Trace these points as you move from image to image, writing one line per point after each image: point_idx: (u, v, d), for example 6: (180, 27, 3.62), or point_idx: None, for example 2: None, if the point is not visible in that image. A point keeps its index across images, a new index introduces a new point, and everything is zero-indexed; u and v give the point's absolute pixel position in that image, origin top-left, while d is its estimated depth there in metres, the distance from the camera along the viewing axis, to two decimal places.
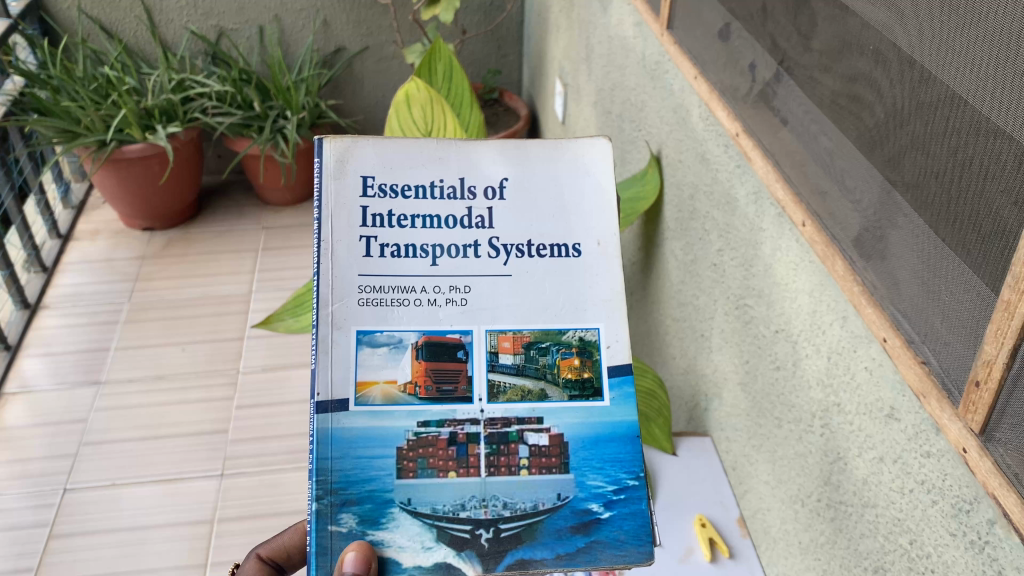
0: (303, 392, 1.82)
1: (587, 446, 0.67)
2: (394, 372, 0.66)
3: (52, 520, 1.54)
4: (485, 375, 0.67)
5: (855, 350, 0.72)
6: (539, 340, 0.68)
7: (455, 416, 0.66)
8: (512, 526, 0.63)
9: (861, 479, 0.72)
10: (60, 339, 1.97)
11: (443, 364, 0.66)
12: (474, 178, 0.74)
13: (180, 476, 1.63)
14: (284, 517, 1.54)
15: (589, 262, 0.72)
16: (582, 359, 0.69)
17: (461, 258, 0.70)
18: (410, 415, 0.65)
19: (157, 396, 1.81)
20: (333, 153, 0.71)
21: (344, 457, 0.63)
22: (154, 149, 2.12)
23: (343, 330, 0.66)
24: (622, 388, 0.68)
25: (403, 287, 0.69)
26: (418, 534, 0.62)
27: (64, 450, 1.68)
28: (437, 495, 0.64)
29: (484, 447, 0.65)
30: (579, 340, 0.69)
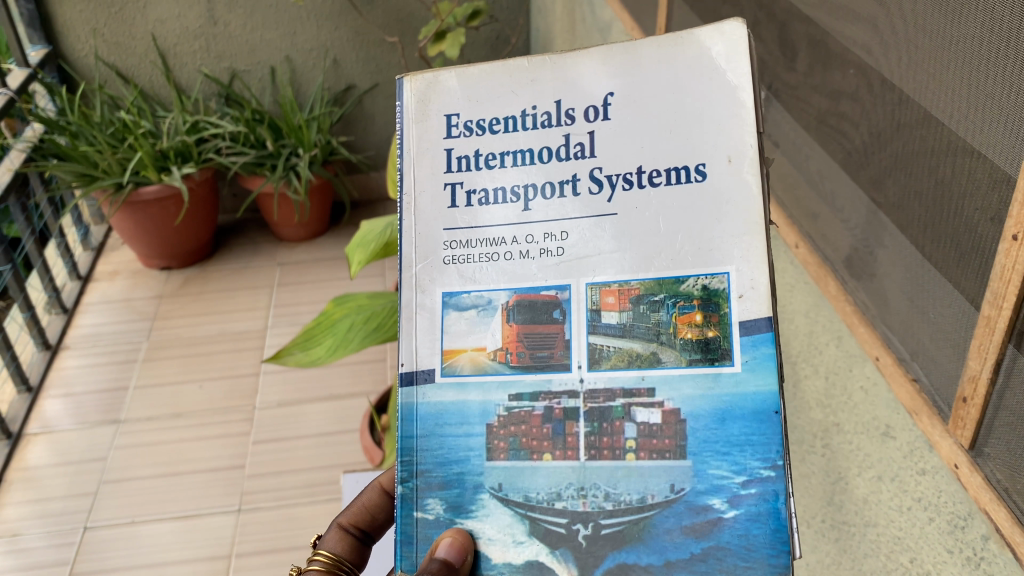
0: (318, 426, 1.84)
1: (714, 426, 0.51)
2: (483, 337, 0.56)
3: (72, 559, 1.56)
4: (587, 338, 0.54)
5: (850, 369, 0.73)
6: (651, 292, 0.53)
7: (551, 388, 0.55)
8: (614, 524, 0.52)
9: (862, 499, 0.72)
10: (80, 379, 2.00)
11: (538, 326, 0.55)
12: (573, 96, 0.55)
13: (198, 511, 1.65)
14: (300, 551, 1.55)
15: (717, 190, 0.52)
16: (706, 313, 0.52)
17: (556, 200, 0.55)
18: (500, 388, 0.55)
19: (174, 433, 1.84)
20: (413, 93, 0.57)
21: (430, 436, 0.56)
22: (170, 191, 2.16)
23: (428, 294, 0.57)
24: (758, 350, 0.51)
25: (492, 240, 0.56)
26: (509, 525, 0.54)
27: (84, 488, 1.71)
28: (530, 481, 0.54)
29: (584, 425, 0.54)
30: (701, 289, 0.52)
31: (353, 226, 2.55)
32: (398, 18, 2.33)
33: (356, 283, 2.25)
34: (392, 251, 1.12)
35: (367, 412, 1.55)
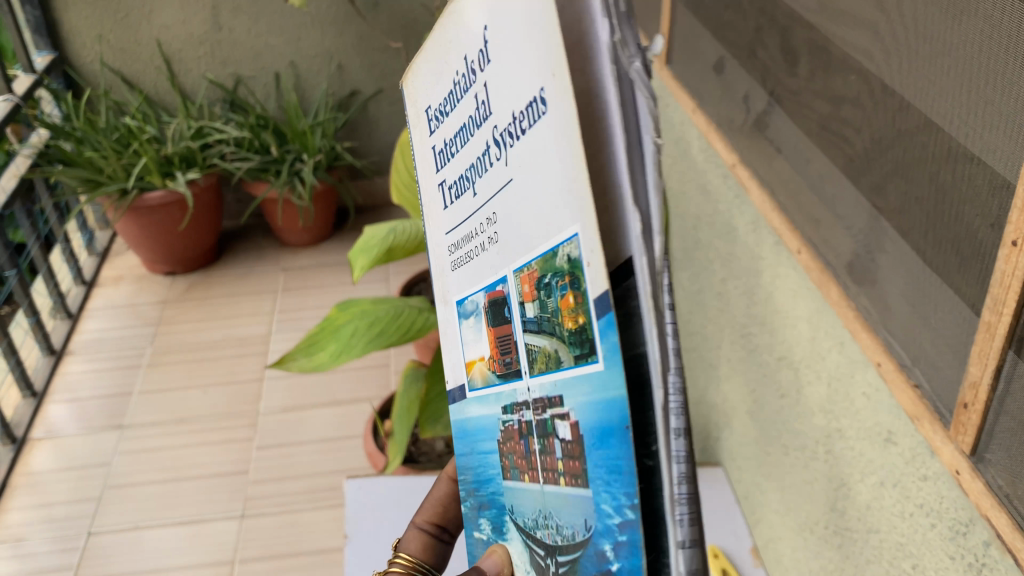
0: (322, 431, 1.84)
1: (597, 442, 0.35)
2: (479, 346, 0.48)
3: (76, 564, 1.56)
4: (521, 336, 0.42)
5: (853, 375, 0.73)
6: (545, 274, 0.38)
7: (517, 399, 0.44)
8: (564, 564, 0.39)
9: (865, 505, 0.72)
10: (84, 384, 2.00)
11: (501, 330, 0.45)
12: (470, 46, 0.44)
13: (202, 517, 1.65)
14: (304, 557, 1.55)
15: (554, 127, 0.34)
16: (573, 293, 0.35)
17: (485, 176, 0.44)
18: (496, 401, 0.47)
19: (178, 438, 1.84)
20: (410, 103, 0.55)
21: (471, 452, 0.51)
22: (174, 197, 2.17)
23: (448, 306, 0.52)
24: (605, 337, 0.33)
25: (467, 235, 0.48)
26: (520, 553, 0.45)
27: (87, 494, 1.71)
28: (523, 503, 0.44)
29: (536, 442, 0.42)
30: (567, 260, 0.35)
31: (356, 231, 2.55)
32: (402, 24, 2.34)
33: (359, 288, 2.25)
34: (394, 257, 1.13)
35: (371, 418, 1.55)
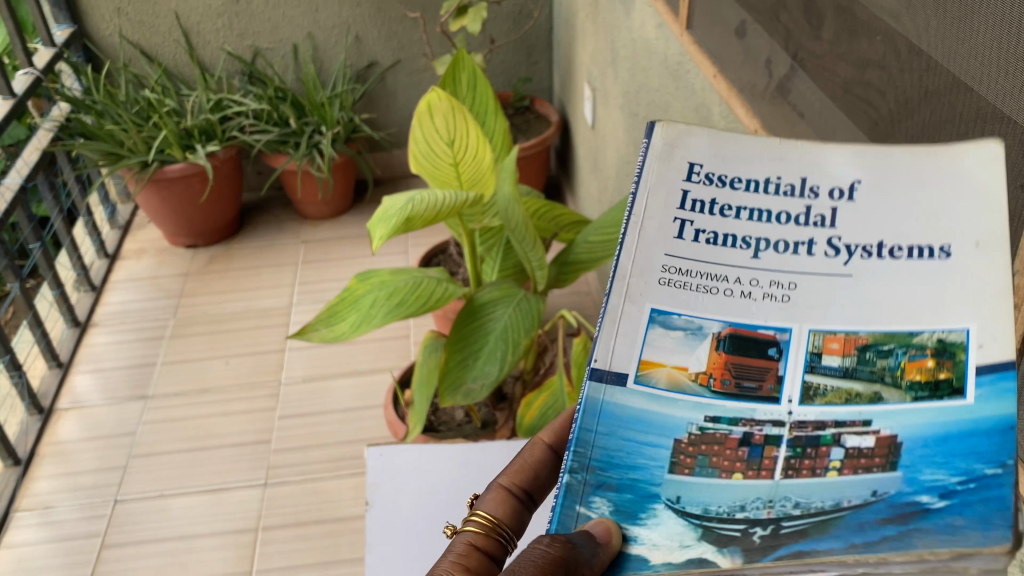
0: (341, 401, 1.85)
1: (930, 443, 0.43)
2: (686, 358, 0.45)
3: (103, 531, 1.59)
4: (803, 375, 0.44)
5: None
6: (880, 340, 0.44)
7: (754, 416, 0.44)
8: (799, 523, 0.42)
9: None
10: (109, 355, 2.03)
11: (750, 360, 0.45)
12: (819, 177, 0.46)
13: (226, 484, 1.67)
14: (326, 525, 1.57)
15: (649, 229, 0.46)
16: (939, 359, 0.43)
17: (791, 255, 0.45)
18: (696, 407, 0.45)
19: (201, 408, 1.86)
20: (663, 137, 0.47)
21: (610, 435, 0.44)
22: (194, 169, 2.17)
23: (635, 303, 0.45)
24: (997, 384, 0.42)
25: (715, 275, 0.45)
26: (678, 533, 0.42)
27: (114, 462, 1.74)
28: (712, 495, 0.43)
29: (785, 451, 0.44)
30: (937, 339, 0.43)
31: (375, 204, 2.55)
32: None
33: (380, 259, 2.26)
34: (413, 227, 1.06)
35: (392, 386, 1.55)
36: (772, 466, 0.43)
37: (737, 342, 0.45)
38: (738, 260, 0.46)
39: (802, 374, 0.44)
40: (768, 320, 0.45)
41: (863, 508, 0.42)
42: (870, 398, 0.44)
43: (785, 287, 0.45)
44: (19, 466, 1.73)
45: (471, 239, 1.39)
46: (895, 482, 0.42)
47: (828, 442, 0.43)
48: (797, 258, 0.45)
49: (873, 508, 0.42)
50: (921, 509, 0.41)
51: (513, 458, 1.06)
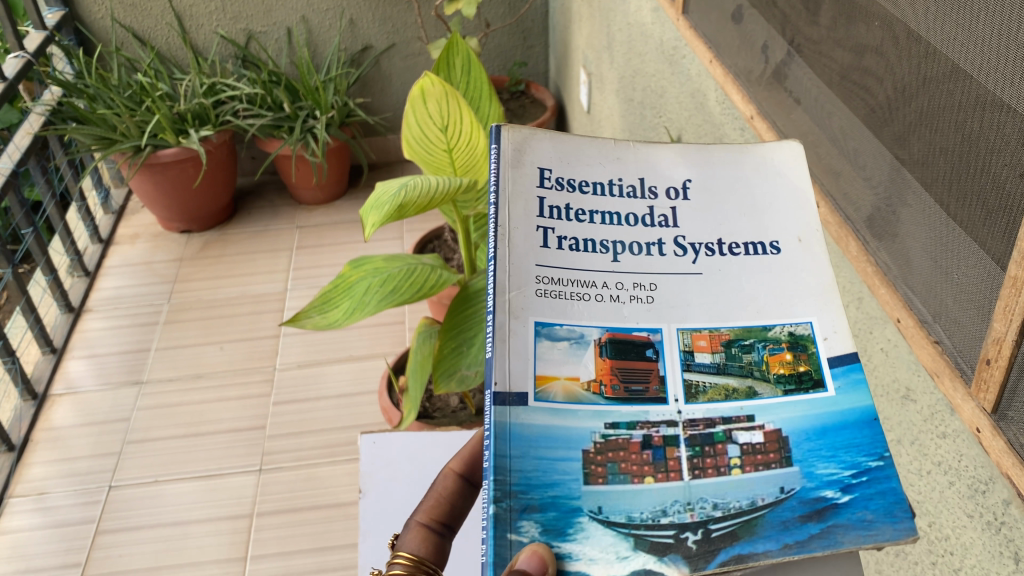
0: (335, 387, 1.85)
1: (814, 437, 0.47)
2: (576, 369, 0.49)
3: (99, 517, 1.59)
4: (682, 375, 0.50)
5: (871, 331, 0.71)
6: (741, 337, 0.51)
7: (649, 418, 0.48)
8: (726, 525, 0.44)
9: None
10: (103, 341, 2.02)
11: (632, 363, 0.49)
12: (655, 177, 0.57)
13: (221, 471, 1.67)
14: (321, 511, 1.57)
15: (526, 237, 0.52)
16: (796, 353, 0.50)
17: (644, 257, 0.54)
18: (595, 416, 0.47)
19: (196, 394, 1.86)
20: (510, 141, 0.55)
21: (524, 457, 0.45)
22: (188, 153, 2.16)
23: (521, 319, 0.49)
24: (850, 376, 0.49)
25: (583, 281, 0.52)
26: (612, 544, 0.43)
27: (109, 448, 1.73)
28: (633, 502, 0.45)
29: (686, 450, 0.47)
30: (789, 334, 0.51)
31: (369, 189, 2.54)
32: None
33: (374, 244, 2.25)
34: (406, 214, 1.05)
35: (386, 373, 1.55)
36: (678, 468, 0.46)
37: (618, 348, 0.50)
38: (601, 263, 0.53)
39: (682, 374, 0.50)
40: (639, 322, 0.51)
41: (779, 506, 0.45)
42: (746, 393, 0.49)
43: (647, 290, 0.52)
44: (13, 452, 1.72)
45: (466, 225, 1.38)
46: (797, 477, 0.46)
47: (722, 440, 0.47)
48: (650, 260, 0.54)
49: (788, 507, 0.45)
50: (831, 504, 0.45)
51: None
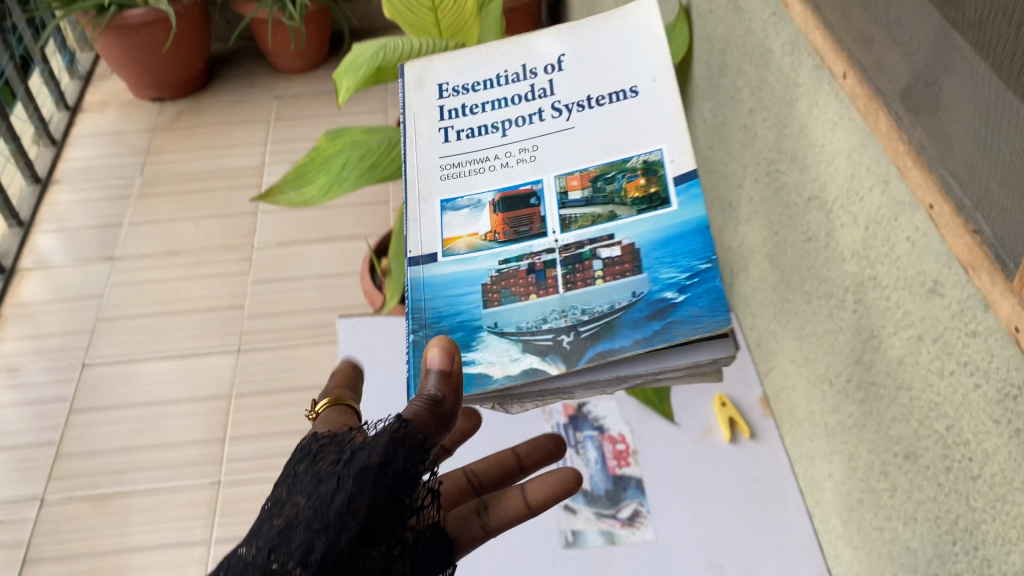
0: (315, 267, 1.79)
1: (659, 247, 0.60)
2: (474, 225, 0.63)
3: (72, 395, 1.55)
4: (558, 213, 0.63)
5: (896, 219, 0.64)
6: (605, 172, 0.64)
7: (533, 250, 0.61)
8: (592, 326, 0.57)
9: (895, 359, 0.66)
10: (73, 214, 1.93)
11: (519, 212, 0.63)
12: (532, 61, 0.71)
13: (198, 351, 1.62)
14: (301, 393, 1.54)
15: (428, 140, 0.67)
16: (647, 177, 0.63)
17: (528, 126, 0.68)
18: (491, 257, 0.61)
19: (171, 271, 1.79)
20: (410, 72, 0.72)
21: (435, 297, 0.60)
22: (156, 14, 2.02)
23: (427, 202, 0.64)
24: (691, 191, 0.61)
25: (481, 158, 0.66)
26: (506, 348, 0.56)
27: (81, 325, 1.68)
28: (521, 314, 0.59)
29: (561, 269, 0.60)
30: (643, 163, 0.63)
31: None
32: None
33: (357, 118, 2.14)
34: (385, 78, 0.96)
35: (368, 255, 1.47)
36: (555, 284, 0.60)
37: (508, 203, 0.64)
38: (495, 140, 0.67)
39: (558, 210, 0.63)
40: (524, 178, 0.65)
41: (632, 308, 0.57)
42: (608, 216, 0.62)
43: (531, 151, 0.66)
44: None
45: None
46: (646, 282, 0.58)
47: (589, 258, 0.60)
48: (534, 128, 0.68)
49: (639, 307, 0.57)
50: (671, 302, 0.56)
51: None
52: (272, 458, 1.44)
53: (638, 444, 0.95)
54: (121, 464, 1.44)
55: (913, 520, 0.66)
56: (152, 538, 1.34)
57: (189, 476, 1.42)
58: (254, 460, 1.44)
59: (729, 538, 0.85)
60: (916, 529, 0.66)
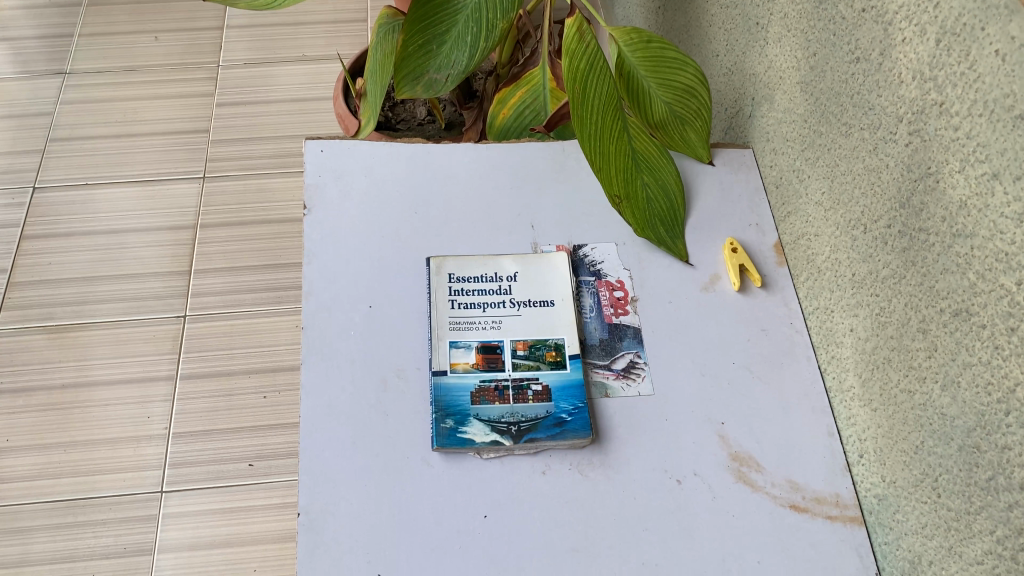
0: (287, 91, 1.64)
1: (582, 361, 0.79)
2: (461, 313, 0.81)
3: (23, 221, 1.43)
4: (512, 344, 0.80)
5: (982, 28, 0.53)
6: (539, 342, 0.80)
7: (500, 351, 0.79)
8: (525, 380, 0.78)
9: (957, 202, 0.57)
10: (17, 22, 1.74)
11: (489, 346, 0.79)
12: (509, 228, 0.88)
13: (159, 177, 1.50)
14: (272, 227, 1.43)
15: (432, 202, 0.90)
16: (555, 354, 0.80)
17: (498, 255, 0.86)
18: (473, 339, 0.80)
19: (128, 89, 1.63)
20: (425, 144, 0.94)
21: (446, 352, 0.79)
22: None
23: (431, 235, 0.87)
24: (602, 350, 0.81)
25: (466, 259, 0.85)
26: (480, 361, 0.78)
27: (31, 146, 1.54)
28: (492, 373, 0.78)
29: (518, 366, 0.78)
30: (558, 343, 0.80)
31: None
32: None
33: None
34: None
35: (342, 76, 1.33)
36: (510, 394, 0.77)
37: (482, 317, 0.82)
38: (478, 295, 0.83)
39: (516, 337, 0.80)
40: (495, 303, 0.82)
41: (562, 388, 0.77)
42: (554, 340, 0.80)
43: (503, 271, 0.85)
44: None
45: None
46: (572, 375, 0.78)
47: (540, 361, 0.79)
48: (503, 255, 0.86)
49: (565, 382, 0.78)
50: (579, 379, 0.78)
51: (482, 170, 0.93)
52: (241, 294, 1.36)
53: (637, 291, 0.85)
54: (78, 296, 1.34)
55: (954, 385, 0.59)
56: (114, 373, 1.26)
57: (152, 310, 1.33)
58: (221, 296, 1.35)
59: (731, 395, 0.78)
60: (958, 395, 0.58)
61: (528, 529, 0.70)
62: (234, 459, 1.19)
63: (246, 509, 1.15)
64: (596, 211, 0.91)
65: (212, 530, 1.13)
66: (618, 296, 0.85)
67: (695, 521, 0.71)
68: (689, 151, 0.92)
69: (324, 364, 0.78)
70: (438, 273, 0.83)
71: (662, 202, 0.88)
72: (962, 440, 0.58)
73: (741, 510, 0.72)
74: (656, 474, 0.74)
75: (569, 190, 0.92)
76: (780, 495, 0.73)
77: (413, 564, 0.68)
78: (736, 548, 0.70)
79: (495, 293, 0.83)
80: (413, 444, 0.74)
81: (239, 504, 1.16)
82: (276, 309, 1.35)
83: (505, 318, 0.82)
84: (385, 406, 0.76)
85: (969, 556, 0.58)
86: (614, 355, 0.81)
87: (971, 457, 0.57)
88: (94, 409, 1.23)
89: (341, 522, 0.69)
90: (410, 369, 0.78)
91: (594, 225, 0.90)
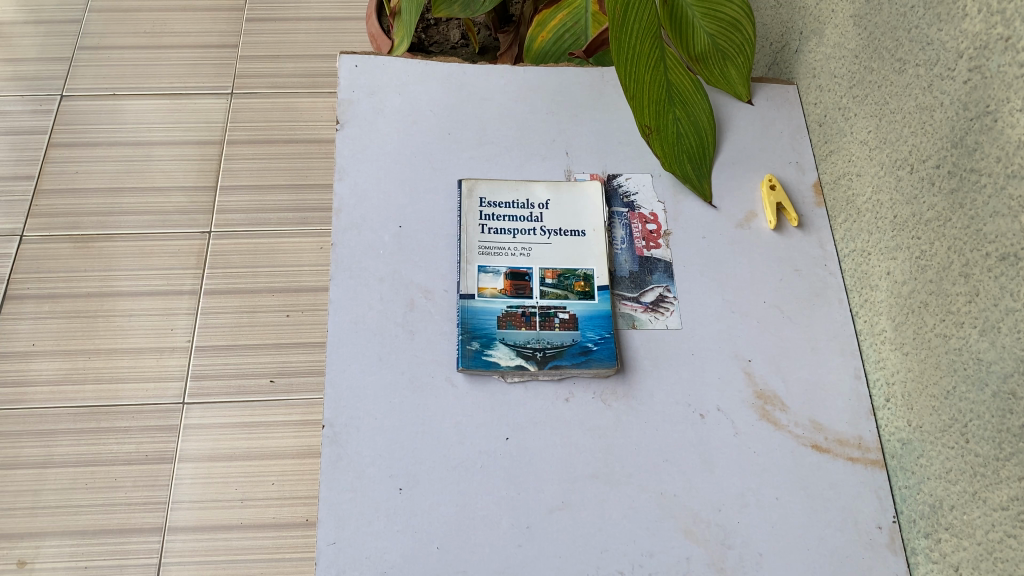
0: (318, 10, 1.61)
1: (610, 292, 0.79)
2: (490, 238, 0.81)
3: (51, 128, 1.43)
4: (541, 271, 0.79)
5: None
6: (567, 272, 0.79)
7: (528, 278, 0.79)
8: (552, 309, 0.77)
9: (1017, 141, 0.55)
10: None
11: (517, 272, 0.79)
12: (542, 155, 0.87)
13: (187, 90, 1.48)
14: (299, 147, 1.42)
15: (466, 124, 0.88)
16: (583, 284, 0.79)
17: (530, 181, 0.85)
18: (502, 265, 0.79)
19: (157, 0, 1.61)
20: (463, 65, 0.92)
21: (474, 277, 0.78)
22: None
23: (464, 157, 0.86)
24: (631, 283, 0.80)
25: (498, 184, 0.84)
26: (507, 287, 0.78)
27: (59, 53, 1.52)
28: (519, 299, 0.77)
29: (545, 294, 0.78)
30: (587, 274, 0.79)
31: None
32: None
33: None
34: None
35: None
36: (536, 321, 0.76)
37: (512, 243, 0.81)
38: (507, 220, 0.82)
39: (545, 265, 0.80)
40: (525, 230, 0.82)
41: (590, 317, 0.77)
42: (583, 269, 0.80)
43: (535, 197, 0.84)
44: None
45: None
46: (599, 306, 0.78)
47: (567, 290, 0.78)
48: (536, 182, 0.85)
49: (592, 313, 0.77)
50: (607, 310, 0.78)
51: (519, 94, 0.90)
52: (266, 213, 1.35)
53: (670, 225, 0.84)
54: (104, 206, 1.34)
55: (994, 329, 0.58)
56: (139, 285, 1.27)
57: (177, 225, 1.33)
58: (246, 214, 1.35)
59: (760, 334, 0.78)
60: (997, 340, 0.58)
61: (549, 453, 0.71)
62: (256, 375, 1.20)
63: (266, 423, 1.17)
64: (632, 142, 0.89)
65: (233, 442, 1.15)
66: (651, 229, 0.83)
67: (716, 455, 0.72)
68: (726, 88, 0.89)
69: (353, 280, 0.77)
70: (469, 197, 0.82)
71: (691, 138, 0.86)
72: (997, 386, 0.58)
73: (762, 448, 0.72)
74: (679, 407, 0.74)
75: (606, 120, 0.90)
76: (802, 435, 0.73)
77: (433, 481, 0.69)
78: (755, 483, 0.71)
79: (526, 219, 0.82)
80: (438, 363, 0.74)
81: (259, 419, 1.17)
82: (301, 230, 1.34)
83: (534, 245, 0.81)
84: (411, 326, 0.75)
85: (993, 502, 0.58)
86: (643, 287, 0.80)
87: (1005, 403, 0.57)
88: (119, 319, 1.24)
89: (365, 435, 0.70)
90: (438, 291, 0.78)
91: (629, 155, 0.88)
